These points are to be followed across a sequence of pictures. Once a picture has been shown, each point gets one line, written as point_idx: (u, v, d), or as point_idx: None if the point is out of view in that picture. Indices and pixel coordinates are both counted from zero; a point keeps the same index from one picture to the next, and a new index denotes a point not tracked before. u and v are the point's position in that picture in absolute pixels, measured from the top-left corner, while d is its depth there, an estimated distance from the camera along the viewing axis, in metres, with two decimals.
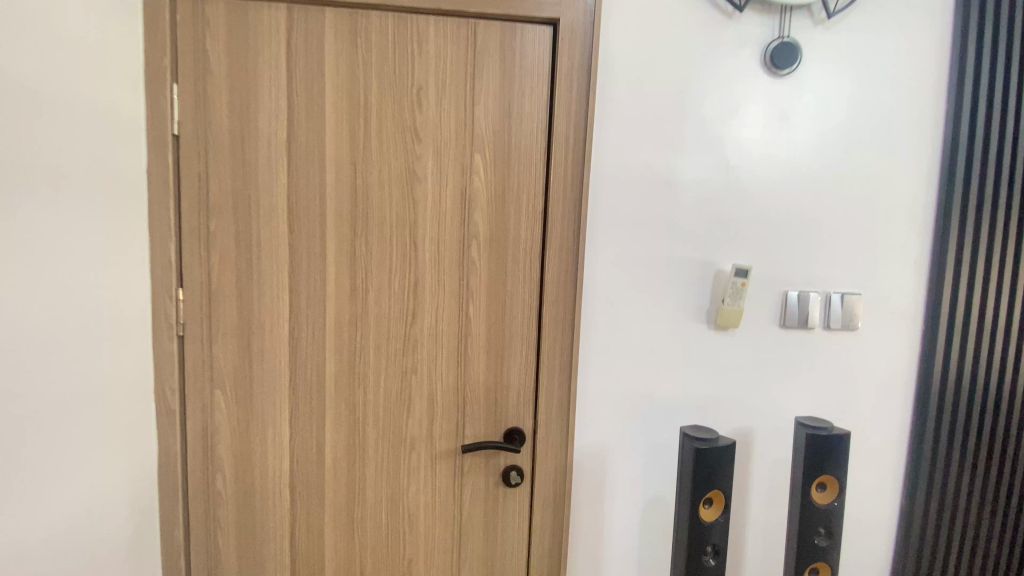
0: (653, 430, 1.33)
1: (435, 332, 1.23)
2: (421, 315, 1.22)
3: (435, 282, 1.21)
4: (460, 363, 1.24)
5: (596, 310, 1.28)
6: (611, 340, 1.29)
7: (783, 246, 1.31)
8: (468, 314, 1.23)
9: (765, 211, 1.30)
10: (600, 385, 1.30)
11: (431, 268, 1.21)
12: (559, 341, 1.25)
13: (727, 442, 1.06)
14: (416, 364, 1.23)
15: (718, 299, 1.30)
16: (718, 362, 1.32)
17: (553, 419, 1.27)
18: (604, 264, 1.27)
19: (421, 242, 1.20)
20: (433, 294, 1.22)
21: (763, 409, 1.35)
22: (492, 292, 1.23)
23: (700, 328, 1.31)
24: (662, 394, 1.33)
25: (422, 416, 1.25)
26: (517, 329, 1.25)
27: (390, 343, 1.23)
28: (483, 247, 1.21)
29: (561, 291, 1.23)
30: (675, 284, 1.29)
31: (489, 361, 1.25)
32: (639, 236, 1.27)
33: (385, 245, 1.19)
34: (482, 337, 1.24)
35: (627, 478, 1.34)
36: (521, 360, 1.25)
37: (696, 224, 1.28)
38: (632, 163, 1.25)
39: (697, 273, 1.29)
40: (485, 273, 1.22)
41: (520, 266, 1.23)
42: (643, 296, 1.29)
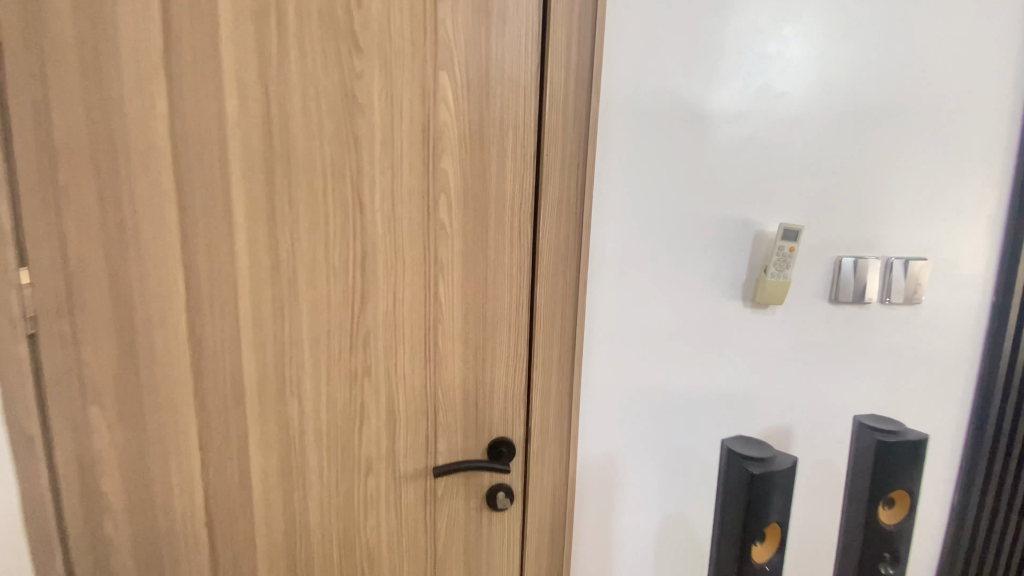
0: (673, 432, 1.07)
1: (392, 322, 0.91)
2: (372, 301, 0.89)
3: (390, 255, 0.88)
4: (428, 362, 0.93)
5: (605, 287, 0.98)
6: (624, 324, 1.00)
7: (837, 200, 1.03)
8: (437, 296, 0.91)
9: (818, 154, 1.01)
10: (608, 382, 1.02)
11: (383, 235, 0.87)
12: (559, 328, 0.95)
13: (788, 462, 0.80)
14: (369, 365, 0.92)
15: (758, 270, 1.02)
16: (754, 347, 1.06)
17: (551, 428, 0.99)
18: (615, 226, 0.96)
19: (368, 200, 0.86)
20: (388, 271, 0.89)
21: (805, 402, 1.10)
22: (469, 266, 0.91)
23: (734, 307, 1.03)
24: (686, 389, 1.06)
25: (379, 431, 0.95)
26: (505, 314, 0.93)
27: (332, 339, 0.90)
28: (455, 204, 0.88)
29: (561, 263, 0.92)
30: (705, 251, 1.00)
31: (467, 357, 0.94)
32: (660, 188, 0.97)
33: (317, 204, 0.85)
34: (457, 326, 0.93)
35: (641, 491, 1.08)
36: (510, 355, 0.95)
37: (734, 171, 0.99)
38: (653, 89, 0.93)
39: (731, 237, 1.00)
40: (459, 241, 0.89)
41: (506, 230, 0.90)
42: (664, 267, 1.00)
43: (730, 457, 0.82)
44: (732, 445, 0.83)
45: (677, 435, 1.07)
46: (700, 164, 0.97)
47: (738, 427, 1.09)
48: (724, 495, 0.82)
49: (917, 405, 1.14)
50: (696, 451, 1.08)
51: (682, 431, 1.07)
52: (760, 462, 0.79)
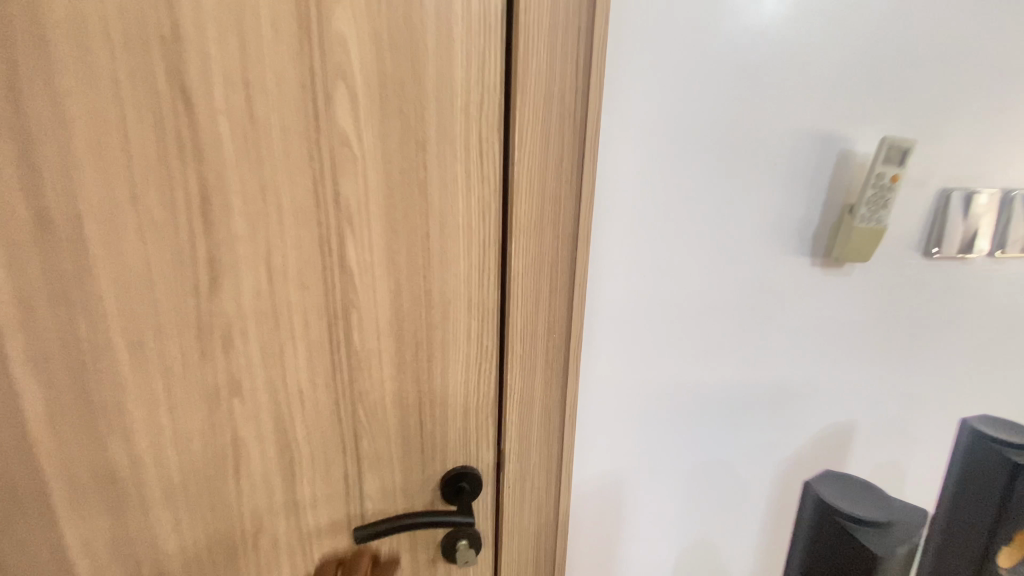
0: (702, 442, 0.77)
1: (268, 312, 0.54)
2: (230, 275, 0.52)
3: (254, 196, 0.50)
4: (337, 371, 0.57)
5: (614, 240, 0.64)
6: (640, 296, 0.67)
7: (951, 106, 0.70)
8: (344, 265, 0.54)
9: (935, 32, 0.66)
10: (616, 379, 0.70)
11: (238, 161, 0.49)
12: (547, 310, 0.60)
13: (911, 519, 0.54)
14: (236, 380, 0.55)
15: (840, 209, 0.69)
16: (816, 321, 0.75)
17: (535, 454, 0.66)
18: (635, 144, 0.61)
19: (200, 94, 0.47)
20: (254, 224, 0.51)
21: (872, 390, 0.81)
22: (396, 213, 0.54)
23: (798, 265, 0.71)
24: (720, 382, 0.75)
25: (269, 478, 0.60)
26: (460, 290, 0.58)
27: (166, 342, 0.53)
28: (365, 105, 0.50)
29: (549, 206, 0.56)
30: (762, 184, 0.66)
31: (402, 360, 0.59)
32: (703, 83, 0.61)
33: (102, 100, 0.46)
34: (383, 312, 0.57)
35: (656, 519, 0.79)
36: (470, 352, 0.61)
37: (811, 58, 0.63)
38: None
39: (803, 161, 0.67)
40: (376, 170, 0.52)
41: (458, 151, 0.54)
42: (702, 209, 0.66)
43: (825, 519, 0.55)
44: (825, 497, 0.56)
45: (705, 445, 0.77)
46: (764, 45, 0.61)
47: (783, 427, 0.80)
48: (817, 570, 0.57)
49: (1006, 387, 0.88)
50: (730, 462, 0.79)
51: (712, 438, 0.77)
52: (877, 530, 0.52)
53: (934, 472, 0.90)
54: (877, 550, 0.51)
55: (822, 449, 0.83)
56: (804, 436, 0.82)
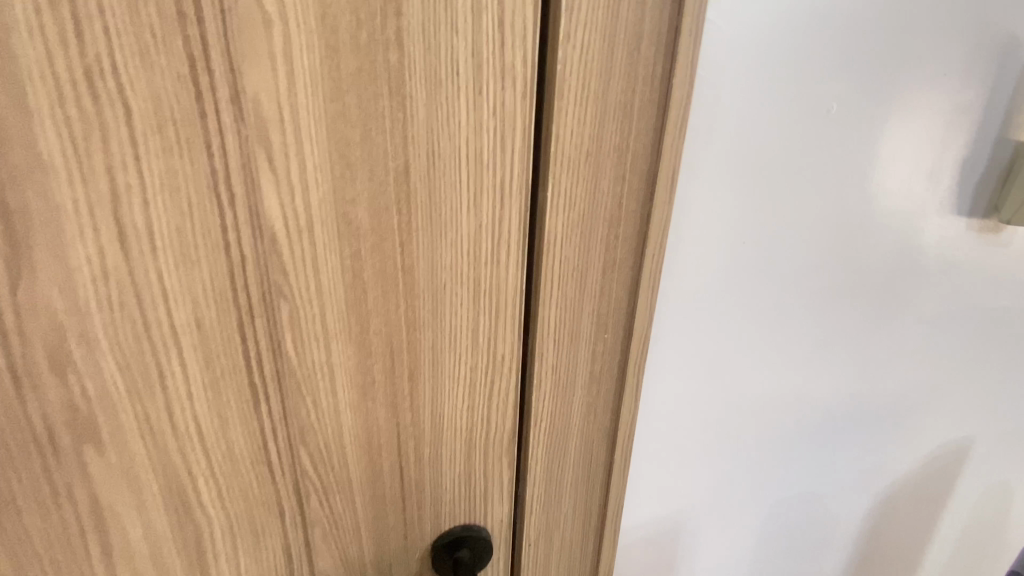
0: (788, 469, 0.57)
1: (133, 303, 0.31)
2: (52, 238, 0.29)
3: (87, 89, 0.27)
4: (264, 393, 0.36)
5: (696, 192, 0.42)
6: (728, 274, 0.46)
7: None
8: (264, 223, 0.32)
9: None
10: (681, 392, 0.49)
11: (44, 17, 0.26)
12: (597, 296, 0.39)
13: None
14: (86, 417, 0.33)
15: (1018, 149, 0.49)
16: (953, 309, 0.55)
17: (569, 504, 0.46)
18: (746, 35, 0.38)
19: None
20: (90, 146, 0.28)
21: (998, 396, 0.62)
22: (348, 134, 0.31)
23: (941, 231, 0.50)
24: (822, 394, 0.54)
25: (162, 559, 0.38)
26: (462, 267, 0.36)
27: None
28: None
29: (611, 128, 0.34)
30: (915, 107, 0.45)
31: (369, 376, 0.37)
32: None
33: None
34: (336, 302, 0.35)
35: (717, 567, 0.59)
36: (475, 364, 0.39)
37: None
38: None
39: (973, 76, 0.45)
40: (312, 49, 0.29)
41: (459, 20, 0.30)
42: (830, 143, 0.43)
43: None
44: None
45: (793, 473, 0.57)
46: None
47: (888, 447, 0.60)
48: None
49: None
50: (818, 494, 0.59)
51: (803, 464, 0.57)
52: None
53: None
54: None
55: (930, 471, 0.64)
56: (912, 456, 0.62)
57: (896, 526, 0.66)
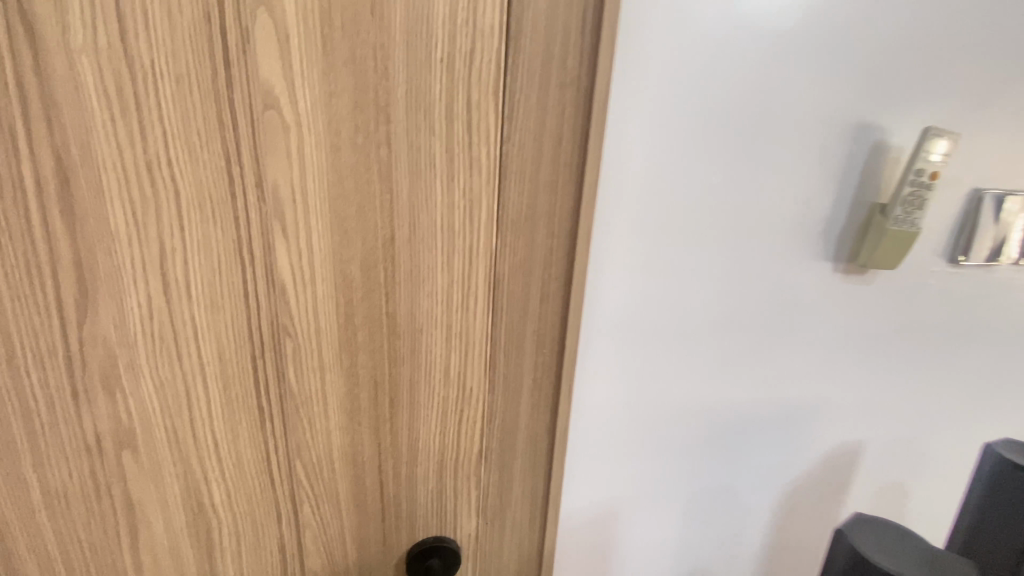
0: (707, 465, 0.68)
1: (170, 337, 0.40)
2: (111, 287, 0.38)
3: (148, 174, 0.37)
4: (269, 414, 0.45)
5: (617, 241, 0.54)
6: (646, 305, 0.57)
7: (987, 97, 0.63)
8: (277, 275, 0.41)
9: (982, 8, 0.59)
10: (612, 400, 0.60)
11: (118, 124, 0.35)
12: (536, 322, 0.49)
13: (884, 558, 0.47)
14: (127, 428, 0.41)
15: (874, 208, 0.61)
16: (834, 332, 0.67)
17: (518, 501, 0.55)
18: (647, 129, 0.51)
19: (53, 26, 0.33)
20: (145, 217, 0.37)
21: (881, 406, 0.75)
22: (345, 206, 0.41)
23: (815, 271, 0.63)
24: (730, 405, 0.66)
25: (178, 552, 0.46)
26: (435, 312, 0.46)
27: (14, 378, 0.38)
28: (305, 55, 0.37)
29: (541, 198, 0.45)
30: (787, 179, 0.57)
31: (356, 401, 0.46)
32: (726, 58, 0.51)
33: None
34: (331, 339, 0.44)
35: (651, 551, 0.70)
36: (447, 396, 0.49)
37: (848, 34, 0.54)
38: None
39: (832, 153, 0.58)
40: (319, 146, 0.39)
41: (432, 125, 0.40)
42: (721, 206, 0.56)
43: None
44: (863, 551, 0.48)
45: (711, 468, 0.68)
46: (799, 18, 0.52)
47: (790, 451, 0.72)
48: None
49: (1011, 401, 0.82)
50: (732, 487, 0.71)
51: (718, 462, 0.68)
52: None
53: (937, 489, 0.85)
54: None
55: (829, 469, 0.76)
56: (811, 456, 0.74)
57: (804, 518, 0.77)
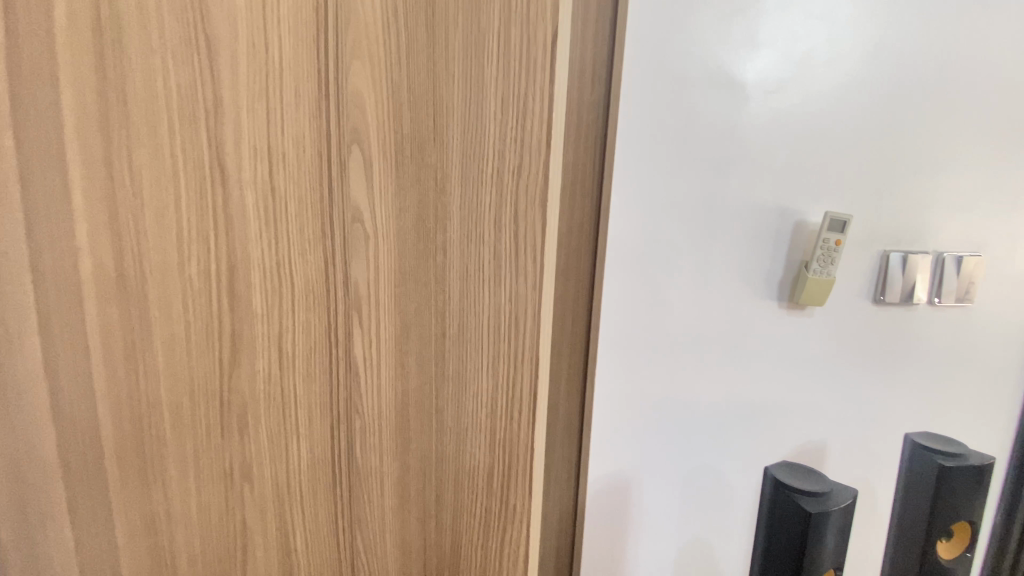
0: (693, 452, 0.83)
1: (242, 451, 0.40)
2: (199, 397, 0.38)
3: (229, 295, 0.37)
4: (327, 533, 0.42)
5: (612, 289, 0.75)
6: (633, 334, 0.77)
7: (914, 175, 0.78)
8: (338, 390, 0.40)
9: (880, 118, 0.76)
10: (614, 400, 0.78)
11: (208, 256, 0.36)
12: (570, 338, 0.75)
13: (791, 478, 0.73)
14: (206, 541, 0.41)
15: (795, 267, 0.79)
16: (785, 359, 0.83)
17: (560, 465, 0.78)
18: (629, 214, 0.73)
19: (167, 153, 0.35)
20: (268, 309, 0.38)
21: (852, 422, 0.86)
22: (402, 294, 0.40)
23: (762, 312, 0.80)
24: (707, 411, 0.82)
25: None
26: (483, 431, 0.42)
27: (158, 448, 0.38)
28: (374, 153, 0.37)
29: (572, 258, 0.73)
30: (733, 235, 0.77)
31: (407, 525, 0.43)
32: (677, 169, 0.74)
33: (85, 104, 0.33)
34: (386, 437, 0.42)
35: (655, 518, 0.84)
36: (497, 526, 0.44)
37: (781, 133, 0.75)
38: (679, 49, 0.70)
39: (769, 224, 0.78)
40: (387, 235, 0.39)
41: (486, 230, 0.39)
42: (683, 253, 0.76)
43: (779, 492, 0.72)
44: (777, 475, 0.73)
45: (696, 454, 0.83)
46: (740, 135, 0.75)
47: (762, 456, 0.85)
48: (777, 538, 0.72)
49: (967, 434, 0.90)
50: (719, 471, 0.85)
51: (703, 451, 0.84)
52: (817, 499, 0.69)
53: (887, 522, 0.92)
54: (811, 508, 0.68)
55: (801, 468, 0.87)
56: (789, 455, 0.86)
57: None
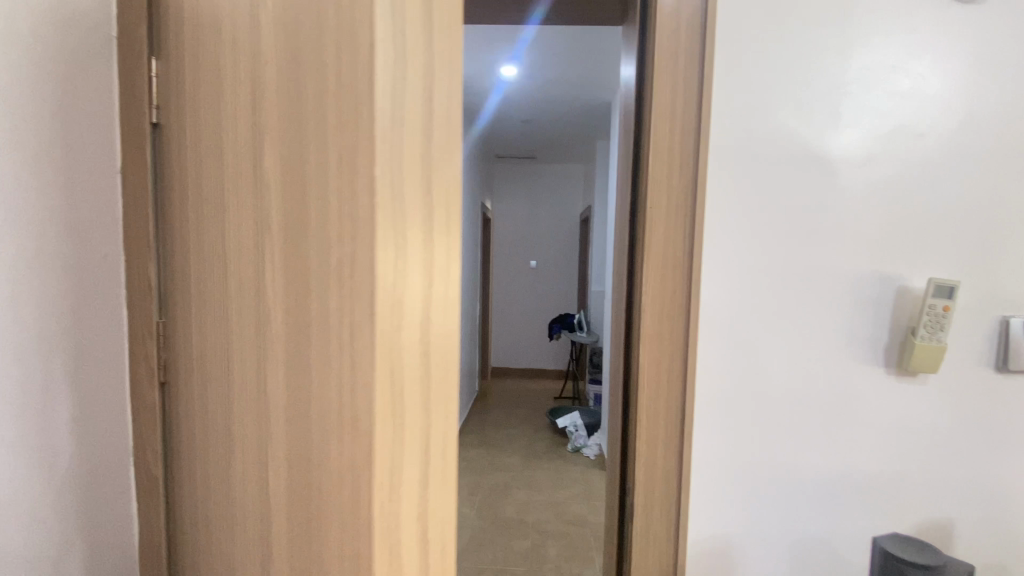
0: (800, 518, 0.84)
1: (212, 436, 0.69)
2: (200, 399, 0.69)
3: (210, 346, 0.68)
4: (250, 497, 0.68)
5: (711, 355, 0.81)
6: (730, 396, 0.82)
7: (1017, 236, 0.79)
8: (183, 408, 0.69)
9: (981, 188, 0.79)
10: (715, 461, 0.83)
11: (198, 321, 0.68)
12: (666, 397, 0.80)
13: (899, 549, 0.70)
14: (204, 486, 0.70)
15: (902, 332, 0.80)
16: (893, 424, 0.82)
17: (656, 517, 0.81)
18: (724, 286, 0.80)
19: (197, 265, 0.67)
20: (214, 353, 0.68)
21: (979, 495, 0.83)
22: (308, 389, 0.66)
23: (870, 377, 0.82)
24: (814, 477, 0.83)
25: None
26: (345, 430, 0.65)
27: (191, 426, 0.70)
28: (277, 266, 0.65)
29: (666, 321, 0.79)
30: (830, 303, 0.81)
31: (253, 502, 0.68)
32: (768, 242, 0.80)
33: (179, 249, 0.68)
34: (278, 446, 0.67)
35: None
36: (357, 503, 0.66)
37: (874, 205, 0.80)
38: (766, 139, 0.79)
39: (867, 291, 0.80)
40: (273, 308, 0.66)
41: (337, 301, 0.64)
42: (777, 322, 0.81)
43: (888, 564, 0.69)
44: (884, 546, 0.71)
45: (804, 521, 0.84)
46: (833, 208, 0.80)
47: (878, 524, 0.84)
48: None
49: None
50: (829, 540, 0.84)
51: (810, 519, 0.84)
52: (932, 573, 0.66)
53: None
54: None
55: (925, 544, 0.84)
56: (907, 528, 0.84)
57: None
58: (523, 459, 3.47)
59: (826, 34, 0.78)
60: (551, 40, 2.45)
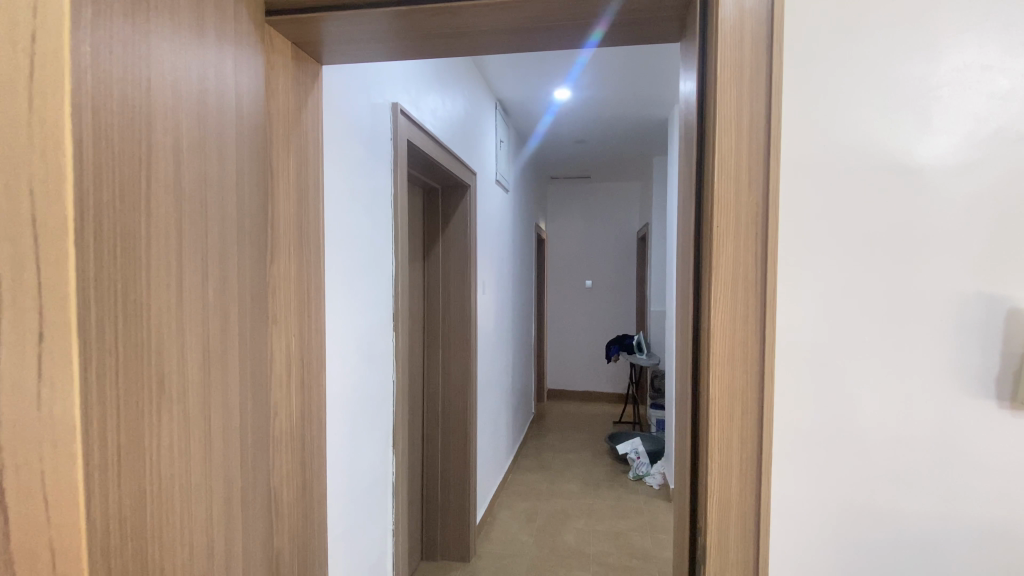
0: (899, 565, 0.75)
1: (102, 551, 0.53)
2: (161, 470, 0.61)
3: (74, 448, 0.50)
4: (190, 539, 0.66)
5: (789, 384, 0.75)
6: (812, 428, 0.75)
7: None
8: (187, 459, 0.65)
9: None
10: (798, 498, 0.76)
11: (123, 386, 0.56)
12: (740, 429, 0.75)
13: None
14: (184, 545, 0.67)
15: (1014, 361, 0.72)
16: (1009, 464, 0.73)
17: (731, 557, 0.75)
18: (802, 310, 0.75)
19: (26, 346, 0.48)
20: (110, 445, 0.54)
21: None
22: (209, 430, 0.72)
23: (977, 410, 0.73)
24: (914, 520, 0.75)
25: None
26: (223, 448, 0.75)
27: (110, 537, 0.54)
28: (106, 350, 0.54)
29: (738, 348, 0.74)
30: (924, 328, 0.73)
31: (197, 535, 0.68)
32: (853, 263, 0.74)
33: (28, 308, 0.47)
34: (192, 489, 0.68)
35: None
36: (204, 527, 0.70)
37: (975, 219, 0.72)
38: (845, 152, 0.73)
39: (970, 314, 0.73)
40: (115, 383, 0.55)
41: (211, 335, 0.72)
42: (863, 349, 0.75)
43: None
44: None
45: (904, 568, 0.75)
46: (927, 224, 0.73)
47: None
48: None
49: None
50: None
51: (911, 567, 0.75)
52: None
53: None
54: None
55: None
56: None
57: None
58: (583, 486, 3.37)
59: (910, 40, 0.72)
60: (604, 59, 2.44)
